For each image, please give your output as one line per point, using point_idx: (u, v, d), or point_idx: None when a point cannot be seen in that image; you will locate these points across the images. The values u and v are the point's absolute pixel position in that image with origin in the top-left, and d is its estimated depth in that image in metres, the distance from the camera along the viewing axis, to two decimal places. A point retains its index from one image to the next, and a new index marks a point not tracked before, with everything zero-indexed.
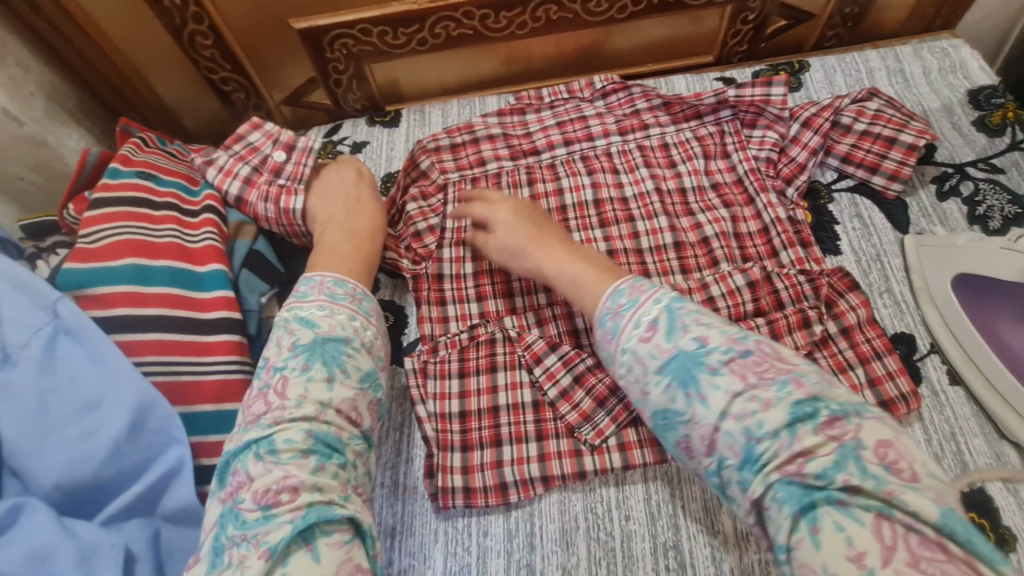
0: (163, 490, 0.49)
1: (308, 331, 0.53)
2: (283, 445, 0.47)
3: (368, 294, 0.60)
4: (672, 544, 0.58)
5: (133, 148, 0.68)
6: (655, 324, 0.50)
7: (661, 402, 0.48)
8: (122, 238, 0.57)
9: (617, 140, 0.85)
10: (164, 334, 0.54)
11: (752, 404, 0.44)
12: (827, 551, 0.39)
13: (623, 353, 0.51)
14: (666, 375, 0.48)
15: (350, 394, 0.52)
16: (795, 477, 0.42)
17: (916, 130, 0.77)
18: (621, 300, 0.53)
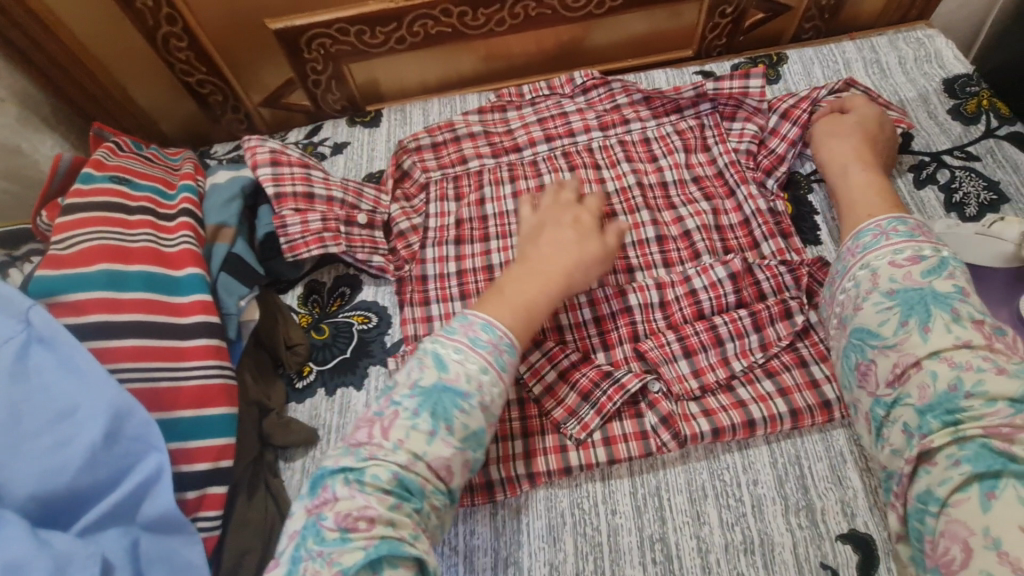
0: (141, 499, 0.49)
1: (434, 372, 0.53)
2: (370, 479, 0.48)
3: (512, 346, 0.57)
4: (658, 536, 0.59)
5: (107, 153, 0.67)
6: (918, 257, 0.53)
7: (869, 318, 0.53)
8: (95, 243, 0.56)
9: (598, 136, 0.85)
10: (139, 340, 0.54)
11: (985, 363, 0.46)
12: (996, 515, 0.41)
13: (862, 267, 0.56)
14: (894, 300, 0.52)
15: (446, 453, 0.50)
16: (996, 443, 0.44)
17: (891, 121, 0.77)
18: (898, 227, 0.57)
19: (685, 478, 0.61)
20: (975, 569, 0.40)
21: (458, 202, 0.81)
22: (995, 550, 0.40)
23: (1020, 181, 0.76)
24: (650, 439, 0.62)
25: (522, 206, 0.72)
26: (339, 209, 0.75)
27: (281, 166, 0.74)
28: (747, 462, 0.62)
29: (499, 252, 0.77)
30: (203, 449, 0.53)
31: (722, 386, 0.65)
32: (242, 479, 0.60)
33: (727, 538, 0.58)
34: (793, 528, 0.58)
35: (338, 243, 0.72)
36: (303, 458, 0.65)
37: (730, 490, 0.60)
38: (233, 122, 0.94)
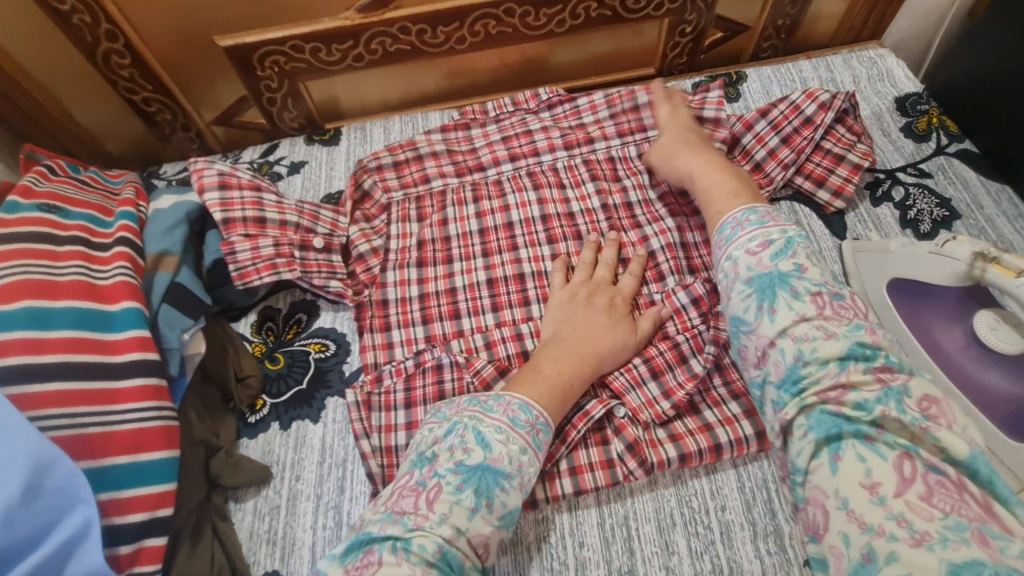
0: (66, 558, 0.45)
1: (479, 452, 0.50)
2: (416, 549, 0.45)
3: (548, 426, 0.55)
4: (627, 569, 0.57)
5: (37, 178, 0.63)
6: (767, 243, 0.52)
7: (733, 308, 0.52)
8: (17, 278, 0.52)
9: (563, 155, 0.84)
10: (68, 383, 0.50)
11: (816, 332, 0.47)
12: (843, 476, 0.41)
13: (727, 258, 0.54)
14: (752, 286, 0.51)
15: (486, 531, 0.48)
16: (831, 406, 0.44)
17: (862, 152, 0.78)
18: (751, 216, 0.56)
19: (653, 505, 0.60)
20: (834, 533, 0.40)
21: (420, 223, 0.79)
22: (843, 510, 0.40)
23: (969, 198, 0.78)
24: (617, 467, 0.60)
25: (555, 273, 0.72)
26: (294, 234, 0.72)
27: (230, 190, 0.70)
28: (715, 487, 0.61)
29: (463, 275, 0.75)
30: (139, 498, 0.49)
31: (689, 409, 0.63)
32: (185, 526, 0.56)
33: (696, 568, 0.56)
34: (762, 555, 0.57)
35: (292, 269, 0.69)
36: (255, 498, 0.62)
37: (699, 517, 0.59)
38: (184, 140, 0.90)
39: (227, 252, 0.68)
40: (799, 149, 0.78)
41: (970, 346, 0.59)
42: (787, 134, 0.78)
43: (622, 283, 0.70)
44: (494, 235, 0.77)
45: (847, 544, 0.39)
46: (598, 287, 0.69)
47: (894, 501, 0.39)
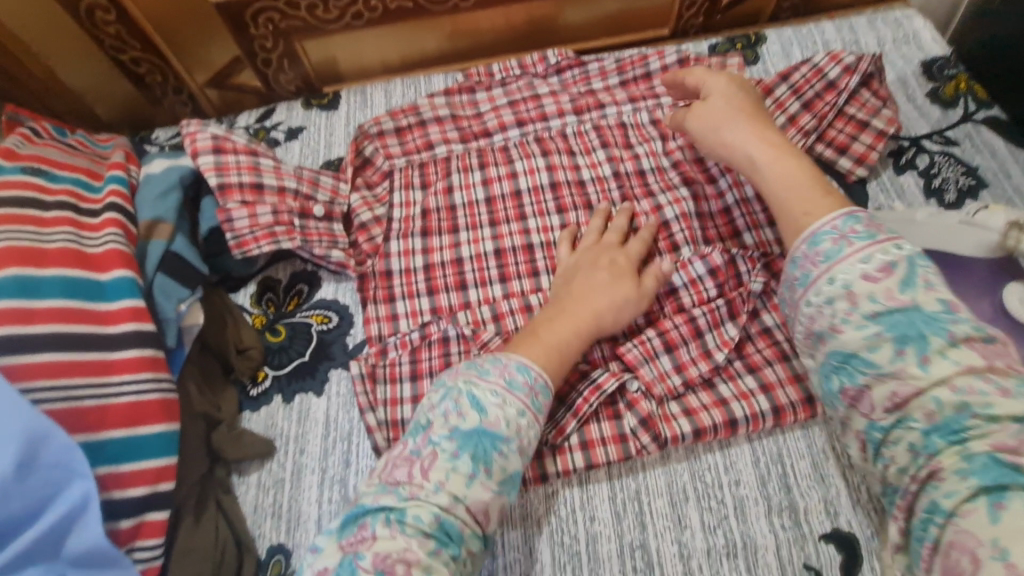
0: (66, 532, 0.44)
1: (473, 416, 0.48)
2: (410, 521, 0.43)
3: (547, 388, 0.53)
4: (639, 543, 0.56)
5: (20, 140, 0.59)
6: (890, 267, 0.44)
7: (854, 343, 0.43)
8: (2, 244, 0.49)
9: (573, 121, 0.80)
10: (59, 355, 0.48)
11: (988, 385, 0.39)
12: (1008, 527, 0.33)
13: (831, 282, 0.45)
14: (881, 324, 0.43)
15: (486, 497, 0.46)
16: (1006, 455, 0.36)
17: (886, 118, 0.74)
18: (856, 226, 0.47)
19: (666, 479, 0.59)
20: None
21: (424, 190, 0.75)
22: (1002, 562, 0.32)
23: (997, 166, 0.75)
24: (630, 442, 0.59)
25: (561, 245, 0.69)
26: (293, 201, 0.69)
27: (225, 155, 0.67)
28: (728, 461, 0.59)
29: (469, 245, 0.72)
30: (139, 472, 0.48)
31: (704, 383, 0.62)
32: (187, 500, 0.55)
33: (709, 541, 0.56)
34: (776, 530, 0.56)
35: (292, 238, 0.66)
36: (258, 471, 0.61)
37: (712, 492, 0.58)
38: (177, 103, 0.86)
39: (224, 219, 0.65)
40: (821, 115, 0.74)
41: (999, 319, 0.56)
42: (809, 99, 0.75)
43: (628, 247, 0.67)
44: (501, 204, 0.74)
45: None
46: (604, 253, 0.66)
47: None
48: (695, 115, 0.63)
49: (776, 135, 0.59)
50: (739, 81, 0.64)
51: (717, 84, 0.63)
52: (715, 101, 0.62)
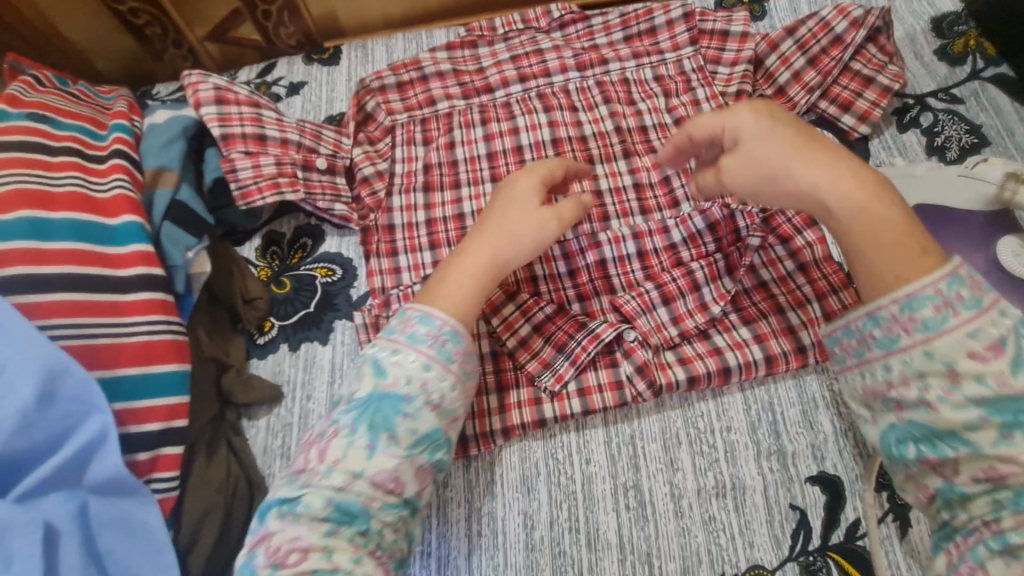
0: (86, 462, 0.46)
1: (371, 379, 0.49)
2: (304, 508, 0.45)
3: (457, 332, 0.51)
4: (632, 483, 0.59)
5: (24, 88, 0.60)
6: (999, 345, 0.39)
7: (951, 422, 0.39)
8: (13, 188, 0.51)
9: (576, 76, 0.79)
10: (73, 295, 0.49)
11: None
12: None
13: (929, 356, 0.40)
14: (985, 408, 0.39)
15: (391, 465, 0.47)
16: None
17: (892, 74, 0.74)
18: (961, 290, 0.40)
19: (660, 425, 0.61)
20: None
21: (426, 146, 0.75)
22: None
23: (1001, 125, 0.75)
24: (625, 388, 0.61)
25: None
26: (296, 153, 0.69)
27: (227, 106, 0.67)
28: (721, 409, 0.61)
29: (470, 200, 0.73)
30: (154, 408, 0.50)
31: (699, 333, 0.63)
32: (199, 438, 0.57)
33: (700, 482, 0.58)
34: (764, 472, 0.58)
35: (296, 189, 0.68)
36: (267, 415, 0.63)
37: (704, 437, 0.60)
38: (177, 58, 0.85)
39: (228, 169, 0.66)
40: (826, 72, 0.74)
41: (992, 272, 0.57)
42: (814, 55, 0.74)
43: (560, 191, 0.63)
44: (503, 160, 0.75)
45: None
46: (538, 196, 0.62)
47: None
48: (730, 171, 0.49)
49: (856, 169, 0.45)
50: (764, 109, 0.49)
51: (748, 120, 0.49)
52: (751, 149, 0.48)
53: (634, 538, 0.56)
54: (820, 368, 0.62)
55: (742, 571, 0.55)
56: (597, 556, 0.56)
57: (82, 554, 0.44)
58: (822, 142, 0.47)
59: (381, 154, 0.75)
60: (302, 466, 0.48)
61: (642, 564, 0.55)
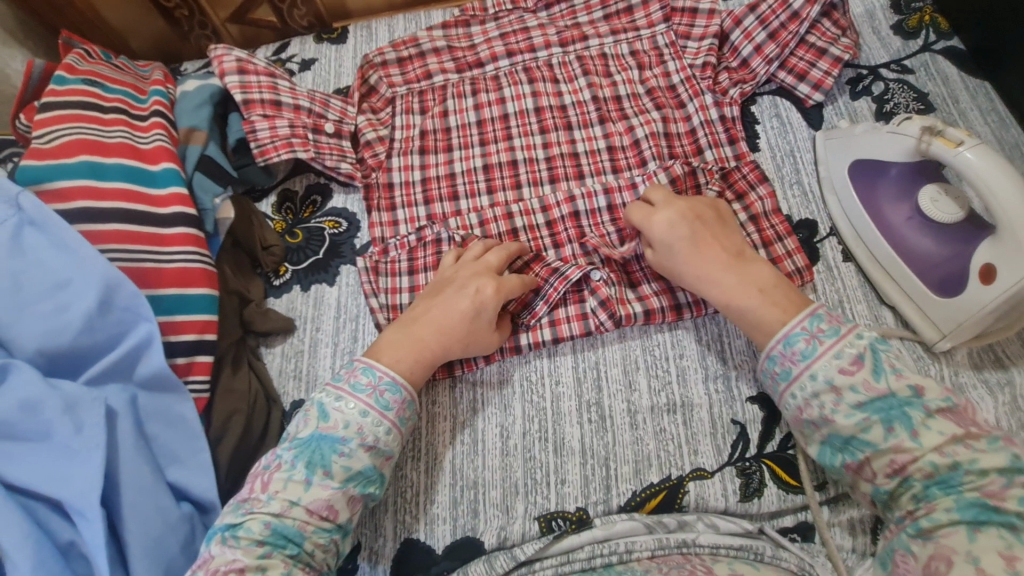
0: (137, 360, 0.56)
1: (315, 422, 0.56)
2: (244, 533, 0.50)
3: (395, 383, 0.59)
4: (594, 401, 0.68)
5: (77, 58, 0.70)
6: (860, 358, 0.51)
7: (848, 428, 0.50)
8: (73, 137, 0.61)
9: (558, 52, 0.87)
10: (122, 225, 0.59)
11: (967, 449, 0.47)
12: (980, 544, 0.42)
13: (812, 378, 0.52)
14: (867, 410, 0.50)
15: (325, 494, 0.53)
16: (993, 501, 0.44)
17: (844, 45, 0.81)
18: (821, 325, 0.54)
19: (621, 352, 0.70)
20: None
21: (422, 115, 0.84)
22: (974, 566, 0.42)
23: (947, 93, 0.82)
24: (590, 319, 0.70)
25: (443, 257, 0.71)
26: (307, 118, 0.79)
27: (248, 75, 0.77)
28: (675, 339, 0.70)
29: (461, 161, 0.81)
30: (189, 322, 0.60)
31: (656, 275, 0.71)
32: (226, 354, 0.67)
33: (653, 400, 0.67)
34: (711, 392, 0.67)
35: (307, 149, 0.77)
36: (282, 343, 0.73)
37: (659, 362, 0.69)
38: (202, 38, 0.95)
39: (249, 130, 0.76)
40: (784, 45, 0.80)
41: (913, 218, 0.66)
42: (774, 29, 0.81)
43: (489, 258, 0.68)
44: (491, 126, 0.83)
45: None
46: (475, 266, 0.67)
47: None
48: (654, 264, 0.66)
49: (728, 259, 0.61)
50: (671, 218, 0.63)
51: (657, 231, 0.64)
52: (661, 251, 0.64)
53: (595, 445, 0.66)
54: None
55: (687, 473, 0.64)
56: (562, 460, 0.65)
57: (133, 431, 0.54)
58: (708, 246, 0.62)
59: (382, 122, 0.84)
60: (245, 496, 0.54)
61: (600, 467, 0.65)
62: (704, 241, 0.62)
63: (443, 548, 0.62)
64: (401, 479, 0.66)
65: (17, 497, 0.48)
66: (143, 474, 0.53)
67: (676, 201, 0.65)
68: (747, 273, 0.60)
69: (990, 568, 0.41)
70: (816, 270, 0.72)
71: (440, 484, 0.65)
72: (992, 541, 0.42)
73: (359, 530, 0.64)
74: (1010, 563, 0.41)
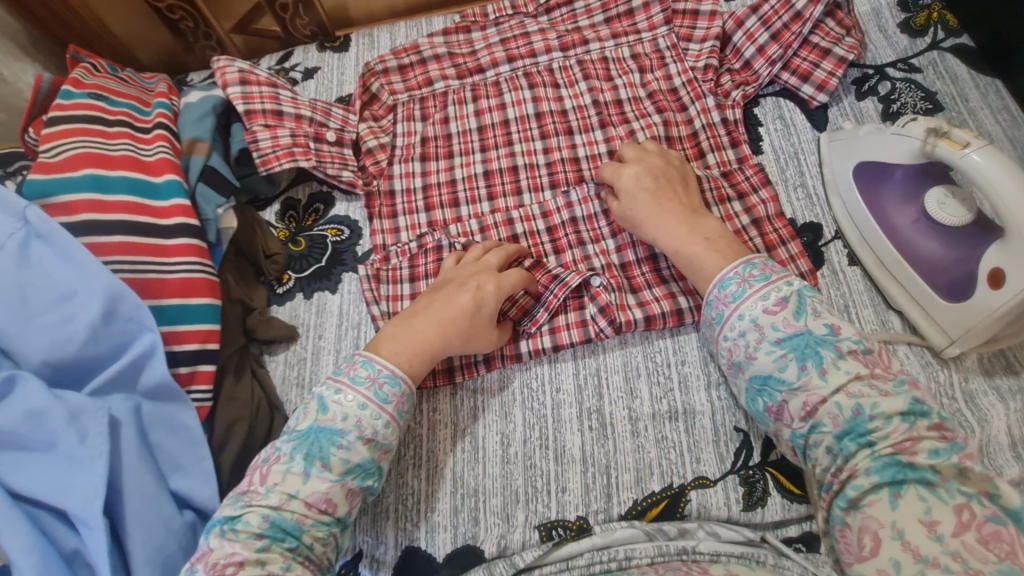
0: (141, 370, 0.57)
1: (314, 414, 0.56)
2: (242, 526, 0.50)
3: (395, 376, 0.59)
4: (595, 408, 0.67)
5: (84, 73, 0.71)
6: (784, 300, 0.54)
7: (767, 367, 0.52)
8: (78, 151, 0.62)
9: (559, 56, 0.87)
10: (126, 237, 0.61)
11: (870, 390, 0.49)
12: (902, 511, 0.43)
13: (740, 318, 0.55)
14: (785, 347, 0.52)
15: (323, 487, 0.53)
16: (904, 456, 0.45)
17: (849, 45, 0.80)
18: (754, 271, 0.56)
19: (622, 359, 0.70)
20: (884, 558, 0.42)
21: (423, 121, 0.85)
22: (899, 540, 0.42)
23: (956, 91, 0.80)
24: (590, 326, 0.70)
25: (447, 258, 0.71)
26: (309, 127, 0.80)
27: (250, 86, 0.78)
28: (677, 345, 0.70)
29: (461, 168, 0.81)
30: (191, 331, 0.61)
31: (657, 280, 0.71)
32: (229, 362, 0.67)
33: (654, 408, 0.67)
34: (713, 400, 0.66)
35: (308, 158, 0.78)
36: (285, 351, 0.73)
37: (660, 369, 0.69)
38: (207, 49, 0.96)
39: (251, 140, 0.77)
40: (787, 45, 0.79)
41: (920, 221, 0.65)
42: (777, 30, 0.80)
43: (488, 258, 0.69)
44: (491, 132, 0.83)
45: (898, 570, 0.41)
46: (478, 267, 0.68)
47: (952, 539, 0.41)
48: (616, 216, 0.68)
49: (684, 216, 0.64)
50: (640, 172, 0.66)
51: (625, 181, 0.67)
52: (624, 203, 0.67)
53: (595, 453, 0.65)
54: None
55: (688, 482, 0.63)
56: (562, 468, 0.65)
57: (137, 441, 0.55)
58: (669, 203, 0.65)
59: (383, 129, 0.85)
60: (244, 489, 0.54)
61: (601, 474, 0.64)
62: (666, 196, 0.65)
63: (444, 556, 0.62)
64: (402, 487, 0.66)
65: (24, 507, 0.49)
66: (145, 482, 0.53)
67: (647, 160, 0.68)
68: (697, 225, 0.63)
69: (913, 539, 0.42)
70: (821, 274, 0.71)
71: (440, 492, 0.65)
72: (913, 507, 0.43)
73: (360, 539, 0.64)
74: (930, 528, 0.42)
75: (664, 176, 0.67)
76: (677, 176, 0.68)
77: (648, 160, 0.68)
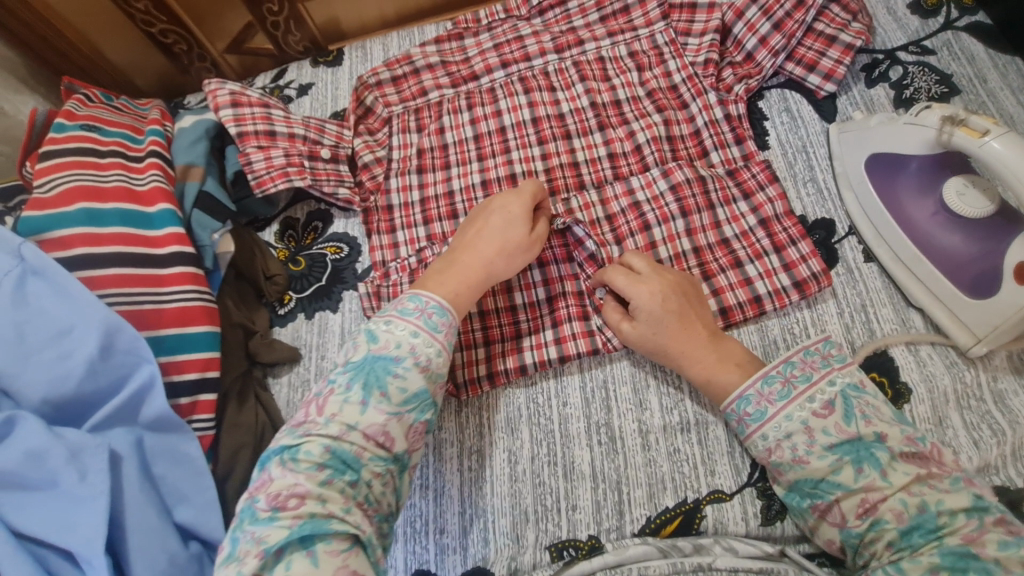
0: (141, 402, 0.57)
1: (365, 345, 0.54)
2: (303, 456, 0.48)
3: (442, 307, 0.58)
4: (604, 422, 0.66)
5: (77, 104, 0.71)
6: (830, 403, 0.52)
7: (820, 469, 0.51)
8: (72, 185, 0.63)
9: (554, 59, 0.85)
10: (122, 269, 0.61)
11: (932, 489, 0.48)
12: None
13: (789, 418, 0.53)
14: (837, 452, 0.50)
15: (381, 419, 0.50)
16: (974, 548, 0.44)
17: (855, 31, 0.76)
18: (795, 370, 0.55)
19: (630, 370, 0.68)
20: None
21: (419, 133, 0.83)
22: None
23: (973, 73, 0.76)
24: (597, 336, 0.68)
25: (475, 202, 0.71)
26: (302, 145, 0.79)
27: (241, 108, 0.77)
28: None
29: (459, 178, 0.80)
30: (191, 360, 0.61)
31: None
32: (231, 388, 0.67)
33: (665, 420, 0.65)
34: None
35: (303, 177, 0.77)
36: (289, 373, 0.73)
37: (670, 378, 0.66)
38: (202, 70, 0.96)
39: (245, 163, 0.76)
40: (790, 35, 0.76)
41: (939, 213, 0.62)
42: (779, 19, 0.76)
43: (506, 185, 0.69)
44: (488, 140, 0.81)
45: None
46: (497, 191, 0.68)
47: None
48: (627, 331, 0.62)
49: (706, 342, 0.59)
50: (661, 292, 0.60)
51: (646, 302, 0.59)
52: (642, 325, 0.60)
53: (606, 469, 0.63)
54: (781, 313, 0.67)
55: (703, 496, 0.61)
56: (572, 485, 0.63)
57: (139, 473, 0.55)
58: (694, 328, 0.59)
59: (380, 144, 0.84)
60: (299, 420, 0.51)
61: (612, 491, 0.62)
62: (689, 320, 0.60)
63: None
64: (410, 509, 0.64)
65: (29, 547, 0.49)
66: (147, 516, 0.53)
67: (664, 274, 0.61)
68: (722, 350, 0.59)
69: None
70: (835, 272, 0.68)
71: (449, 513, 0.64)
72: None
73: None
74: None
75: (684, 291, 0.61)
76: (692, 287, 0.62)
77: (664, 275, 0.61)
